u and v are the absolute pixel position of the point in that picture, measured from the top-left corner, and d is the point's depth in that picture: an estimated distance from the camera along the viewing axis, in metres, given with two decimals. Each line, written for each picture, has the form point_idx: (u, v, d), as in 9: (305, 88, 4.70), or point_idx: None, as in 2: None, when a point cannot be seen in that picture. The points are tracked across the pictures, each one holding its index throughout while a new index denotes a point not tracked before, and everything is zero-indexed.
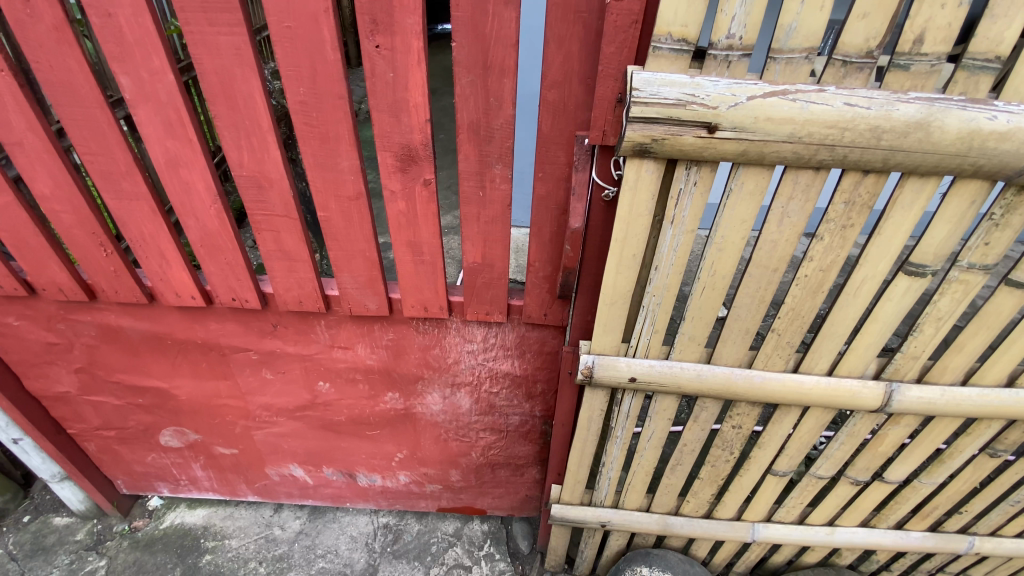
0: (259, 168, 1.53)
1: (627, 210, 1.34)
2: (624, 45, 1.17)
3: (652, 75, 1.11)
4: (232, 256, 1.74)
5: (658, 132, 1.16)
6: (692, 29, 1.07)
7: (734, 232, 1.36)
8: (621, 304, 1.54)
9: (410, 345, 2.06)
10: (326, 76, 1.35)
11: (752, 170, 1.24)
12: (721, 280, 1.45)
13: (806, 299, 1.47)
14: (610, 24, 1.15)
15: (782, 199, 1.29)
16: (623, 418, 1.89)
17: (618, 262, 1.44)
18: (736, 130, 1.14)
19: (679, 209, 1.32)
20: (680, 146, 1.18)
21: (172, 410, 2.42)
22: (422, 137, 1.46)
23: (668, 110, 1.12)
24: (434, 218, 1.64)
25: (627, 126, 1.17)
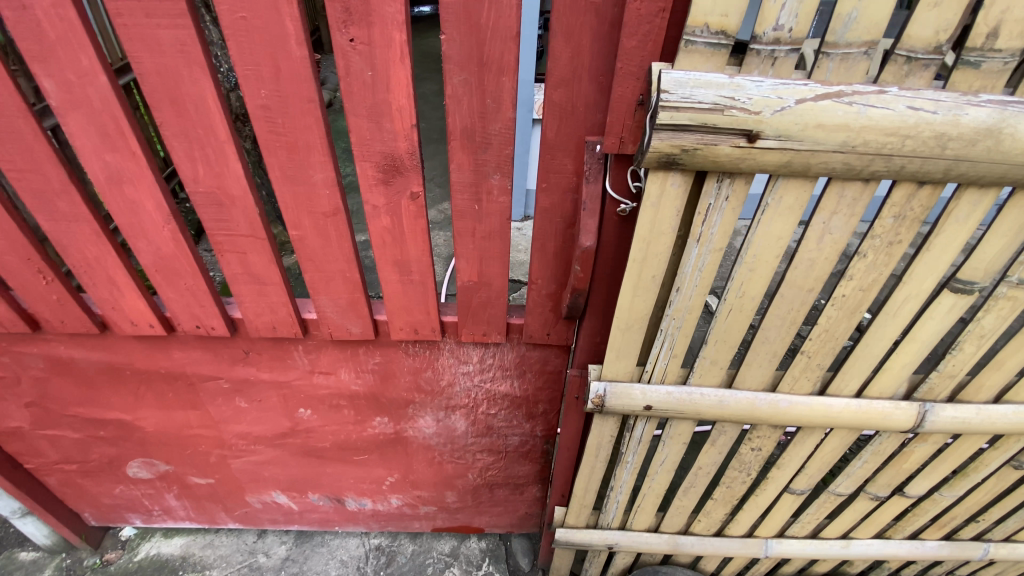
0: (217, 183, 1.32)
1: (647, 228, 1.17)
2: (647, 37, 0.99)
3: (683, 75, 0.93)
4: (192, 280, 1.53)
5: (689, 141, 0.98)
6: (733, 18, 0.89)
7: (768, 250, 1.20)
8: (637, 328, 1.38)
9: (399, 369, 1.88)
10: (290, 76, 1.13)
11: (792, 182, 1.07)
12: (749, 302, 1.30)
13: (842, 320, 1.33)
14: (632, 12, 0.96)
15: (825, 214, 1.12)
16: (635, 445, 1.74)
17: (634, 285, 1.28)
18: (780, 139, 0.97)
19: (706, 226, 1.16)
20: (714, 158, 1.01)
21: (138, 441, 2.21)
22: (408, 145, 1.26)
23: (703, 116, 0.95)
24: (424, 235, 1.44)
25: (652, 135, 0.99)
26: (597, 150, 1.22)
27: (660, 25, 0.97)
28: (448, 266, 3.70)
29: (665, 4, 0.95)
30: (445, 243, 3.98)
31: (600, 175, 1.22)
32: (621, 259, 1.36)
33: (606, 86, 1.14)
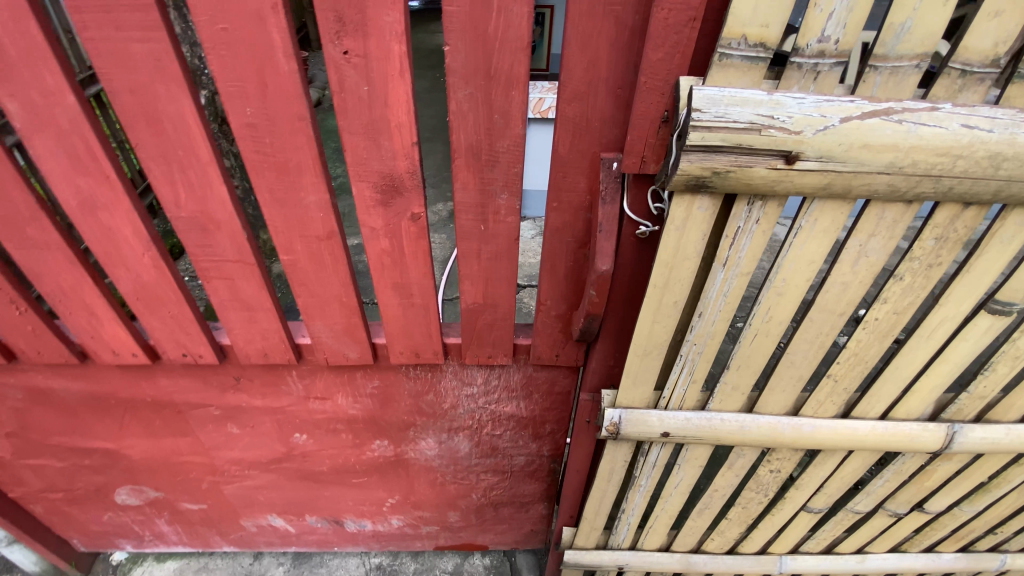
0: (201, 207, 1.21)
1: (670, 253, 1.08)
2: (674, 48, 0.90)
3: (717, 91, 0.84)
4: (176, 308, 1.43)
5: (721, 163, 0.90)
6: (774, 29, 0.81)
7: (799, 275, 1.11)
8: (655, 355, 1.30)
9: (399, 393, 1.78)
10: (279, 92, 1.03)
11: (829, 204, 0.98)
12: (776, 327, 1.22)
13: (873, 344, 1.25)
14: (659, 21, 0.87)
15: (862, 236, 1.04)
16: (649, 469, 1.66)
17: (654, 311, 1.19)
18: (821, 161, 0.88)
19: (734, 250, 1.07)
20: (748, 181, 0.92)
21: (125, 469, 2.10)
22: (408, 164, 1.16)
23: (738, 136, 0.86)
24: (425, 257, 1.35)
25: (681, 156, 0.90)
26: (614, 168, 1.13)
27: (689, 36, 0.88)
28: (445, 269, 3.58)
29: (694, 12, 0.86)
30: (441, 246, 3.86)
31: (617, 195, 1.13)
32: (638, 281, 1.28)
33: (625, 100, 1.05)
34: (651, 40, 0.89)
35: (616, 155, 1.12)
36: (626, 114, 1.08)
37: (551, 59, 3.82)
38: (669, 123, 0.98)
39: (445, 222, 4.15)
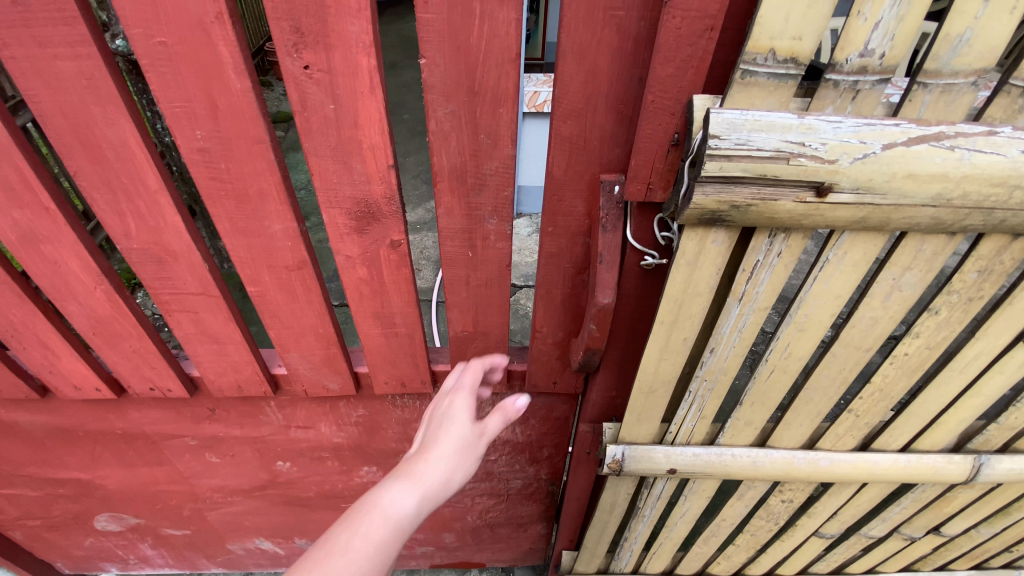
0: (155, 238, 1.08)
1: (679, 288, 0.96)
2: (687, 63, 0.77)
3: (738, 115, 0.71)
4: (138, 342, 1.30)
5: (741, 196, 0.77)
6: (808, 42, 0.69)
7: (823, 310, 0.99)
8: (661, 392, 1.18)
9: (386, 421, 1.67)
10: (231, 113, 0.90)
11: (861, 236, 0.86)
12: (794, 363, 1.10)
13: (900, 380, 1.14)
14: (669, 32, 0.75)
15: (896, 270, 0.91)
16: (653, 500, 1.55)
17: (661, 348, 1.08)
18: (857, 193, 0.76)
19: (751, 285, 0.95)
20: (771, 215, 0.80)
21: (102, 498, 1.97)
22: (384, 189, 1.03)
23: (762, 166, 0.74)
24: (408, 286, 1.22)
25: (695, 188, 0.77)
26: (614, 192, 1.00)
27: (705, 48, 0.76)
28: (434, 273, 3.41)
29: (711, 22, 0.74)
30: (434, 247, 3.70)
31: (620, 222, 1.01)
32: (642, 311, 1.16)
33: (628, 116, 0.93)
34: (658, 53, 0.77)
35: (617, 177, 1.00)
36: (631, 133, 0.95)
37: (546, 48, 3.66)
38: (680, 147, 0.86)
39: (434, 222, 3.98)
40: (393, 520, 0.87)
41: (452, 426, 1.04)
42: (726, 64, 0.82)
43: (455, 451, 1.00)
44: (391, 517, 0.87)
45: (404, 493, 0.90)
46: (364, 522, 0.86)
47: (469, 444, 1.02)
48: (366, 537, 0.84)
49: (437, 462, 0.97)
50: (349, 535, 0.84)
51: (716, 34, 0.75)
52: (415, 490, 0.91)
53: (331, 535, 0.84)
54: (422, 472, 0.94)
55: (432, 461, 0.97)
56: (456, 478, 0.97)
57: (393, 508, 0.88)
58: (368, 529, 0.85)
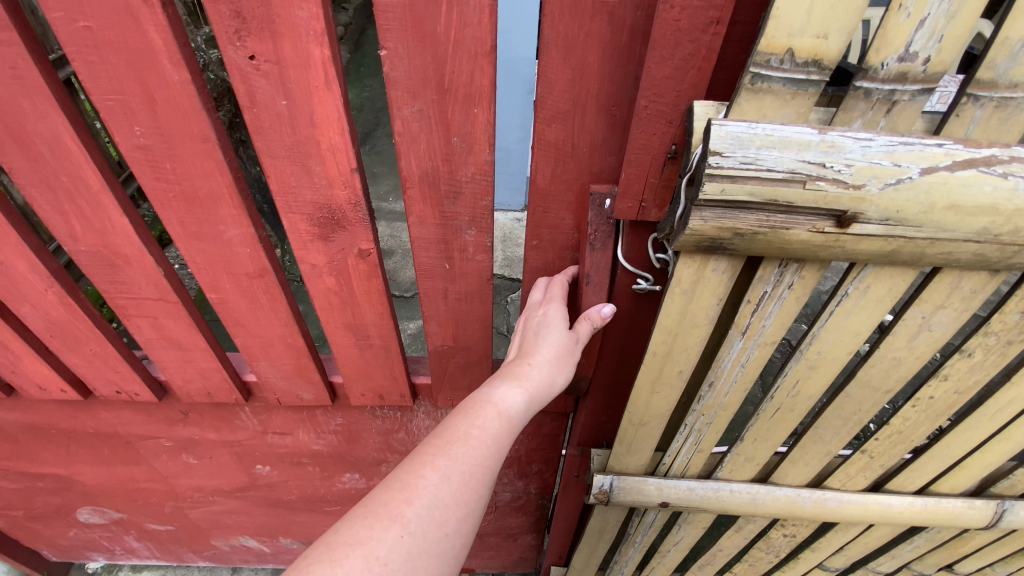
0: (103, 241, 1.00)
1: (675, 318, 0.84)
2: (688, 62, 0.65)
3: (745, 128, 0.59)
4: (98, 346, 1.23)
5: (747, 222, 0.65)
6: (835, 41, 0.56)
7: (839, 347, 0.87)
8: (654, 424, 1.08)
9: (366, 430, 1.58)
10: (171, 107, 0.79)
11: (888, 270, 0.73)
12: (803, 401, 0.98)
13: (923, 423, 1.01)
14: (664, 25, 0.63)
15: (926, 308, 0.79)
16: (645, 528, 1.45)
17: (654, 380, 0.97)
18: (887, 223, 0.64)
19: (757, 318, 0.83)
20: (782, 246, 0.68)
21: (83, 492, 1.93)
22: (349, 194, 0.93)
23: (773, 189, 0.61)
24: (380, 297, 1.12)
25: (692, 212, 0.65)
26: (605, 205, 0.89)
27: (711, 43, 0.64)
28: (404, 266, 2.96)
29: (716, 13, 0.61)
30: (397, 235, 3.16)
31: (610, 240, 0.90)
32: (634, 333, 1.06)
33: (621, 121, 0.81)
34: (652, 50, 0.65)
35: (609, 189, 0.88)
36: (624, 139, 0.83)
37: None
38: (677, 161, 0.74)
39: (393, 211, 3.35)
40: (505, 416, 0.87)
41: (547, 333, 0.96)
42: (734, 63, 0.69)
43: (557, 357, 0.94)
44: (502, 413, 0.87)
45: (513, 393, 0.90)
46: (478, 415, 0.86)
47: (570, 350, 0.96)
48: (482, 429, 0.84)
49: (539, 366, 0.93)
50: (467, 426, 0.84)
51: (723, 28, 0.63)
52: (523, 390, 0.90)
53: (449, 425, 0.84)
54: (526, 375, 0.92)
55: (535, 365, 0.93)
56: (557, 382, 0.95)
57: (503, 406, 0.88)
58: (484, 422, 0.85)
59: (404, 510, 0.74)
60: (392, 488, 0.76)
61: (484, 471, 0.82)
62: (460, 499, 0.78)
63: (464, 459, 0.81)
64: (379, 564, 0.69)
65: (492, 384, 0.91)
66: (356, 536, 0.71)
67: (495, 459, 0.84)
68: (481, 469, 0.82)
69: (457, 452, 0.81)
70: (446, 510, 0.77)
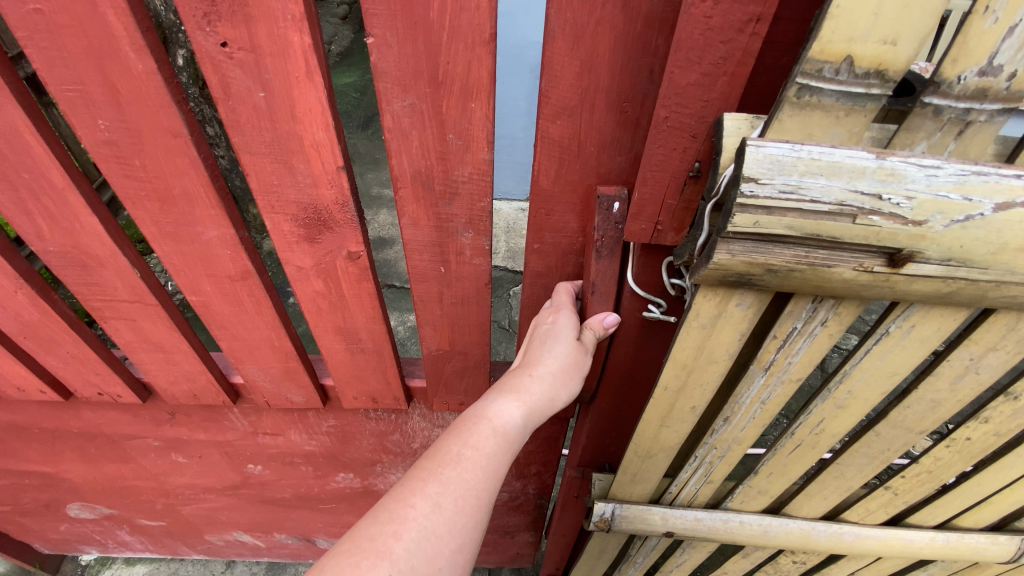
0: (73, 242, 0.92)
1: (690, 354, 0.79)
2: (719, 67, 0.60)
3: (787, 151, 0.53)
4: (76, 348, 1.17)
5: (785, 258, 0.60)
6: (904, 49, 0.50)
7: (873, 387, 0.81)
8: (661, 457, 1.03)
9: (360, 432, 1.53)
10: (137, 100, 0.72)
11: (936, 311, 0.67)
12: (826, 438, 0.93)
13: (955, 463, 0.96)
14: (692, 23, 0.57)
15: (975, 350, 0.73)
16: (647, 550, 1.41)
17: (664, 414, 0.92)
18: (946, 263, 0.58)
19: (782, 355, 0.77)
20: (822, 283, 0.62)
21: (71, 489, 1.88)
22: (335, 193, 0.85)
23: (816, 222, 0.56)
24: (372, 301, 1.06)
25: (719, 244, 0.60)
26: (614, 209, 0.82)
27: (747, 44, 0.58)
28: (397, 257, 2.88)
29: (755, 9, 0.55)
30: (390, 224, 3.07)
31: (617, 247, 0.84)
32: (645, 357, 1.01)
33: (633, 119, 0.74)
34: (676, 52, 0.59)
35: (618, 192, 0.81)
36: (636, 138, 0.77)
37: None
38: (699, 180, 0.70)
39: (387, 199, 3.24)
40: (501, 433, 0.82)
41: (552, 343, 0.89)
42: (774, 67, 0.64)
43: (561, 369, 0.88)
44: (498, 431, 0.82)
45: (509, 407, 0.85)
46: (471, 434, 0.81)
47: (576, 362, 0.90)
48: (476, 449, 0.79)
49: (541, 378, 0.88)
50: (459, 447, 0.79)
51: (763, 26, 0.57)
52: (520, 403, 0.85)
53: (439, 446, 0.79)
54: (525, 387, 0.87)
55: (537, 376, 0.88)
56: (560, 398, 0.90)
57: (499, 422, 0.83)
58: (478, 440, 0.80)
59: (392, 546, 0.69)
60: (378, 521, 0.71)
61: (478, 496, 0.77)
62: (453, 528, 0.73)
63: (456, 485, 0.76)
64: None
65: (488, 400, 0.86)
66: None
67: (491, 481, 0.78)
68: (476, 494, 0.77)
69: (447, 477, 0.76)
70: (438, 542, 0.71)
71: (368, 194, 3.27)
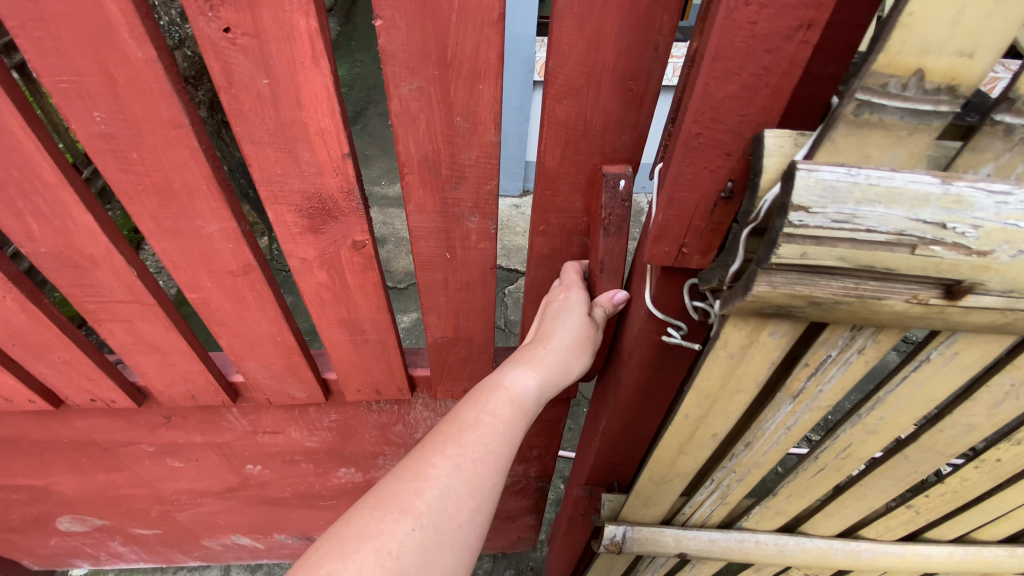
0: (66, 241, 0.90)
1: (714, 382, 0.82)
2: (761, 79, 0.57)
3: (843, 177, 0.53)
4: (68, 353, 1.13)
5: (830, 289, 0.61)
6: (980, 61, 0.49)
7: (906, 412, 0.85)
8: (677, 480, 1.09)
9: (362, 425, 1.53)
10: (134, 90, 0.70)
11: (979, 339, 0.70)
12: (851, 461, 0.98)
13: (980, 483, 1.02)
14: (735, 29, 0.54)
15: (1017, 376, 0.76)
16: (656, 565, 1.46)
17: (686, 441, 0.97)
18: (1006, 294, 0.60)
19: (813, 383, 0.80)
20: (870, 313, 0.64)
21: (60, 502, 1.83)
22: (340, 181, 0.85)
23: (870, 253, 0.57)
24: (377, 290, 1.05)
25: (759, 276, 0.61)
26: (619, 186, 0.83)
27: (795, 53, 0.55)
28: (404, 261, 2.84)
29: (806, 14, 0.52)
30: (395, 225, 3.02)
31: (625, 224, 0.85)
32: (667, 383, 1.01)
33: (638, 96, 0.76)
34: (715, 61, 0.56)
35: (623, 170, 0.83)
36: (641, 115, 0.78)
37: None
38: (730, 202, 0.68)
39: (396, 200, 3.18)
40: (517, 401, 0.86)
41: (564, 318, 0.91)
42: (820, 76, 0.62)
43: (574, 344, 0.91)
44: (514, 399, 0.86)
45: (525, 377, 0.88)
46: (489, 401, 0.84)
47: (588, 337, 0.92)
48: (493, 415, 0.83)
49: (555, 351, 0.90)
50: (477, 413, 0.82)
51: (814, 33, 0.54)
52: (536, 374, 0.88)
53: (459, 412, 0.83)
54: (540, 358, 0.90)
55: (551, 348, 0.90)
56: (573, 368, 0.93)
57: (515, 391, 0.86)
58: (494, 407, 0.84)
59: (414, 503, 0.73)
60: (401, 480, 0.76)
61: (495, 459, 0.80)
62: (471, 488, 0.77)
63: (474, 448, 0.79)
64: (390, 559, 0.69)
65: (504, 369, 0.90)
66: (367, 530, 0.70)
67: (508, 445, 0.82)
68: (494, 456, 0.80)
69: (466, 440, 0.80)
70: (457, 500, 0.76)
71: (376, 194, 3.22)
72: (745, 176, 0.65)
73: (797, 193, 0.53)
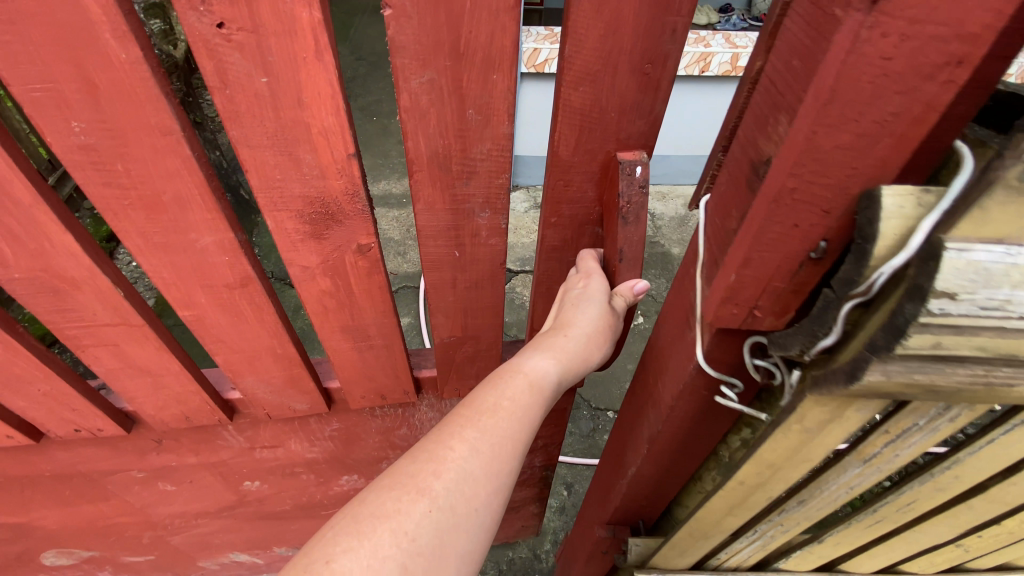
0: (43, 265, 0.82)
1: (781, 454, 0.77)
2: (885, 126, 0.46)
3: (998, 258, 0.43)
4: (49, 383, 1.05)
5: (957, 379, 0.51)
6: None
7: (987, 469, 0.79)
8: (718, 534, 1.04)
9: (366, 431, 1.48)
10: (117, 95, 0.63)
11: None
12: (913, 513, 0.92)
13: None
14: (862, 66, 0.42)
15: None
16: None
17: (735, 499, 0.92)
18: None
19: (889, 449, 0.72)
20: (993, 397, 0.55)
21: (43, 538, 1.72)
22: (344, 183, 0.80)
23: (1014, 340, 0.48)
24: (383, 294, 1.01)
25: (872, 365, 0.50)
26: (635, 173, 0.81)
27: (935, 95, 0.43)
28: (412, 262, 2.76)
29: (958, 49, 0.41)
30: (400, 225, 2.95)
31: (643, 212, 0.83)
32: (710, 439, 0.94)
33: (654, 80, 0.74)
34: (826, 105, 0.45)
35: (637, 156, 0.81)
36: (657, 100, 0.77)
37: None
38: (820, 262, 0.56)
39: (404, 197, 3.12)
40: (536, 387, 0.85)
41: (583, 307, 0.90)
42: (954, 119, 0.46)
43: (595, 333, 0.90)
44: (533, 384, 0.85)
45: (544, 363, 0.87)
46: (507, 386, 0.84)
47: (608, 325, 0.90)
48: (511, 400, 0.82)
49: (575, 338, 0.89)
50: (495, 397, 0.82)
51: (962, 72, 0.42)
52: (555, 360, 0.88)
53: (477, 396, 0.82)
54: (559, 346, 0.89)
55: (571, 336, 0.89)
56: (594, 356, 0.92)
57: (533, 376, 0.86)
58: (513, 392, 0.84)
59: (431, 483, 0.72)
60: (418, 460, 0.75)
61: (513, 444, 0.79)
62: (488, 472, 0.76)
63: (492, 431, 0.78)
64: (406, 539, 0.68)
65: (523, 355, 0.89)
66: (383, 508, 0.70)
67: (525, 430, 0.81)
68: (510, 442, 0.79)
69: (484, 424, 0.79)
70: (475, 484, 0.75)
71: (375, 194, 3.14)
72: (843, 234, 0.54)
73: (942, 277, 0.43)
